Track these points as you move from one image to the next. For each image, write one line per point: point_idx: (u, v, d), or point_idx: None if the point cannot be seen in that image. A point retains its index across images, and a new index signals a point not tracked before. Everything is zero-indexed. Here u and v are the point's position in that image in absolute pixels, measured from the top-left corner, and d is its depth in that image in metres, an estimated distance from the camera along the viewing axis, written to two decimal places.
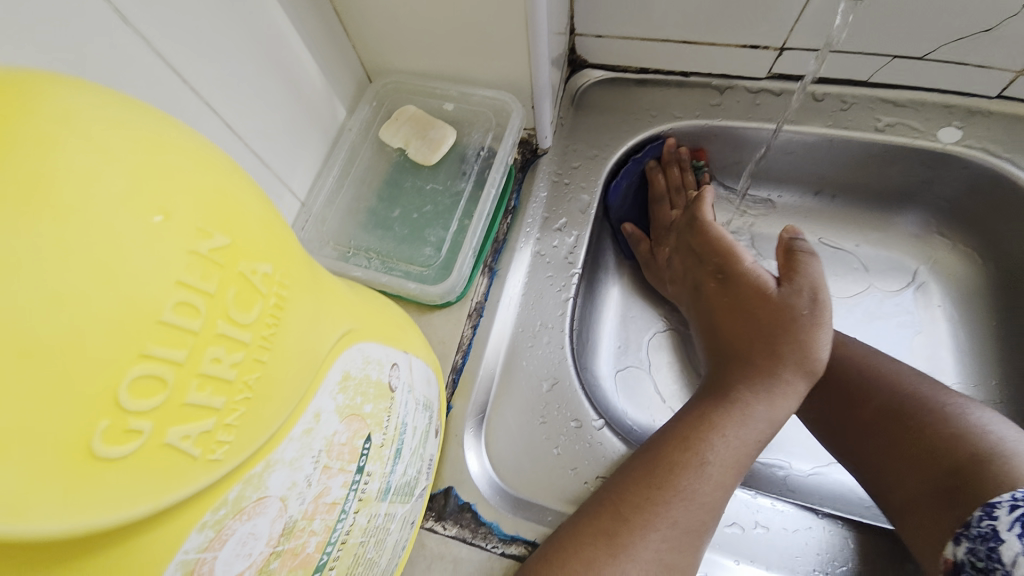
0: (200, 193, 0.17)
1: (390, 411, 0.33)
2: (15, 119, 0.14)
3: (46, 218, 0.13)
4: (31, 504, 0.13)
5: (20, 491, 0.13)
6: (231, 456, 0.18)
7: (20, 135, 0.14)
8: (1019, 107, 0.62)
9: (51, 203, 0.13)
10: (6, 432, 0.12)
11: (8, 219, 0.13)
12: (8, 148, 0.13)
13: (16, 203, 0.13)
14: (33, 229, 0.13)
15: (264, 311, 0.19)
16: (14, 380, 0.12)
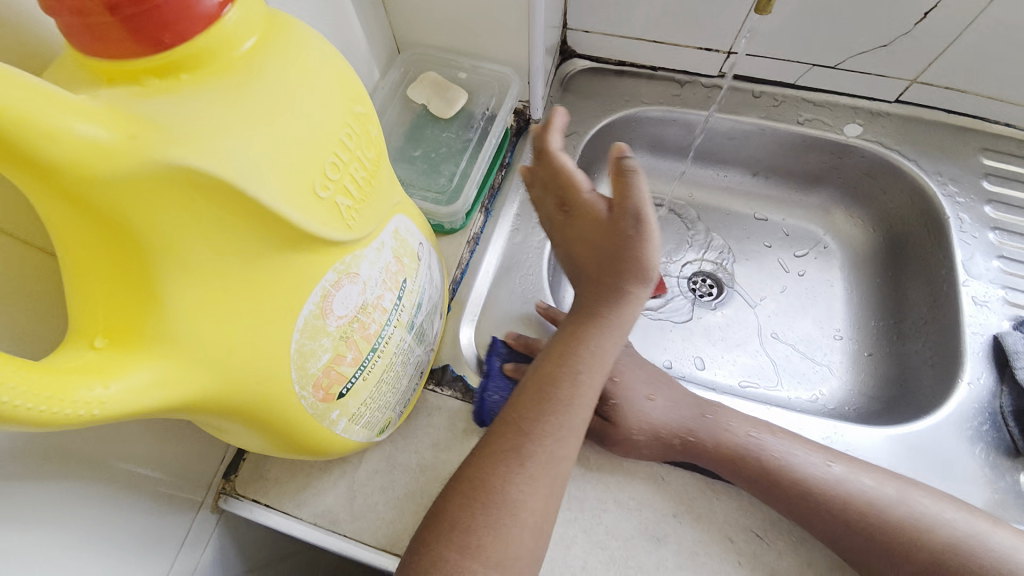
0: (354, 87, 0.33)
1: (417, 272, 0.48)
2: (288, 31, 0.30)
3: (304, 78, 0.30)
4: (292, 201, 0.29)
5: (290, 192, 0.29)
6: (356, 225, 0.34)
7: (292, 40, 0.30)
8: (908, 110, 0.80)
9: (308, 70, 0.30)
10: (290, 164, 0.28)
11: (293, 74, 0.29)
12: (289, 43, 0.30)
13: (296, 68, 0.29)
14: (300, 81, 0.29)
15: (372, 158, 0.35)
16: (293, 142, 0.29)
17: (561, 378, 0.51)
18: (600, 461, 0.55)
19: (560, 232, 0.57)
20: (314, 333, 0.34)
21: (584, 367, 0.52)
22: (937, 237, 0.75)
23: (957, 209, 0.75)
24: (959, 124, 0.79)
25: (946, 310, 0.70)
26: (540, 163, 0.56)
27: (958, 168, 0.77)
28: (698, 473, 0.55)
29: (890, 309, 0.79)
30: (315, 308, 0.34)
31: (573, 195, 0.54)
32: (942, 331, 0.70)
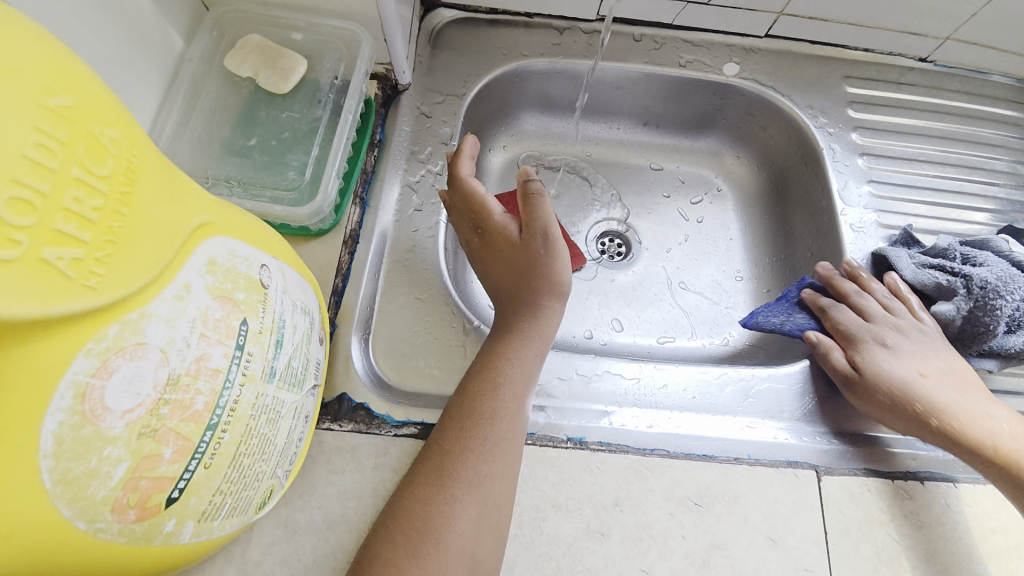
0: (42, 55, 0.19)
1: (265, 304, 0.36)
2: None
3: None
4: None
5: None
6: (104, 287, 0.21)
7: None
8: (778, 45, 0.81)
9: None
10: None
11: None
12: None
13: None
14: None
15: (118, 171, 0.22)
16: None
17: (485, 392, 0.52)
18: (534, 467, 0.51)
19: (478, 256, 0.62)
20: (85, 449, 0.23)
21: (506, 379, 0.53)
22: (814, 169, 0.78)
23: (830, 139, 0.78)
24: (825, 54, 0.82)
25: (829, 239, 0.74)
26: (454, 190, 0.61)
27: (827, 99, 0.80)
28: (633, 453, 0.53)
29: (780, 243, 0.82)
30: (70, 420, 0.22)
31: (486, 220, 0.60)
32: (828, 259, 0.74)
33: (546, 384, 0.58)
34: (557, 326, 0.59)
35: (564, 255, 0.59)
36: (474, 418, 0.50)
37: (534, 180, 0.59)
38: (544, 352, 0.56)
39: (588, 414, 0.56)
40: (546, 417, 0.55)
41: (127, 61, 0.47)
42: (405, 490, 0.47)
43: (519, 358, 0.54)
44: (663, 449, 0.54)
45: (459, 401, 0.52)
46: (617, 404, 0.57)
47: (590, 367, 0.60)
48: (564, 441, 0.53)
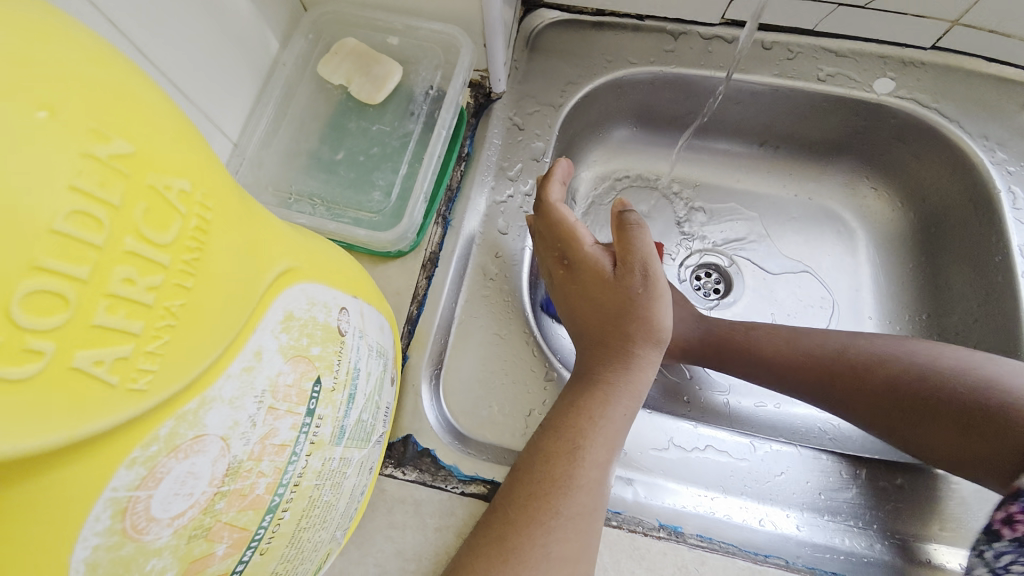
0: (93, 91, 0.15)
1: (342, 356, 0.30)
2: None
3: None
4: None
5: None
6: (157, 387, 0.17)
7: None
8: (950, 58, 0.66)
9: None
10: None
11: None
12: None
13: None
14: None
15: (184, 233, 0.17)
16: None
17: (561, 453, 0.39)
18: (618, 555, 0.42)
19: (561, 292, 0.49)
20: (124, 568, 0.19)
21: (589, 440, 0.39)
22: (986, 216, 0.63)
23: (1010, 180, 0.62)
24: (1004, 75, 0.66)
25: (1004, 305, 0.60)
26: (538, 215, 0.50)
27: (1006, 129, 0.64)
28: (742, 557, 0.42)
29: (926, 297, 0.69)
30: (108, 540, 0.18)
31: (573, 250, 0.47)
32: (999, 331, 0.60)
33: (636, 452, 0.50)
34: (649, 382, 0.43)
35: (668, 301, 0.44)
36: (546, 482, 0.38)
37: (631, 210, 0.46)
38: (635, 413, 0.42)
39: (685, 496, 0.48)
40: (635, 494, 0.47)
41: (223, 67, 0.44)
42: (458, 569, 0.35)
43: (602, 430, 0.40)
44: (780, 558, 0.43)
45: (527, 457, 0.40)
46: (724, 487, 0.49)
47: (689, 434, 0.52)
48: (656, 528, 0.44)
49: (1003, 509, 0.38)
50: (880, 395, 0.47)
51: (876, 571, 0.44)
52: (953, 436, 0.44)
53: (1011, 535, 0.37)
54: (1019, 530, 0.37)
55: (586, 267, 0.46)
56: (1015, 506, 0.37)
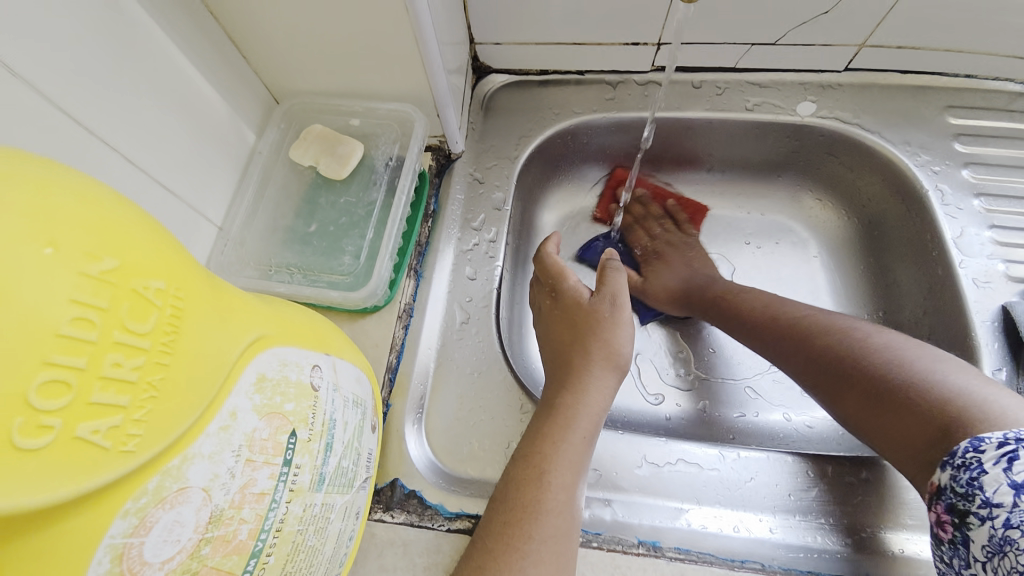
0: (87, 224, 0.20)
1: (315, 409, 0.34)
2: None
3: None
4: None
5: None
6: (143, 448, 0.21)
7: None
8: (862, 77, 0.73)
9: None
10: None
11: None
12: None
13: None
14: None
15: (161, 321, 0.22)
16: None
17: (530, 480, 0.41)
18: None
19: (545, 322, 0.53)
20: None
21: (555, 464, 0.42)
22: (917, 215, 0.68)
23: (934, 179, 0.68)
24: (918, 83, 0.72)
25: (946, 299, 0.64)
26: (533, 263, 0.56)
27: (925, 133, 0.70)
28: (719, 566, 0.44)
29: (880, 295, 0.73)
30: None
31: (559, 282, 0.52)
32: (946, 321, 0.63)
33: (613, 473, 0.52)
34: (606, 406, 0.46)
35: (631, 326, 0.49)
36: (518, 509, 0.40)
37: (615, 257, 0.53)
38: (596, 434, 0.44)
39: (663, 511, 0.50)
40: (613, 514, 0.49)
41: (205, 163, 0.51)
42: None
43: (568, 451, 0.43)
44: (757, 561, 0.46)
45: (501, 487, 0.42)
46: (698, 499, 0.51)
47: (664, 450, 0.54)
48: (636, 546, 0.46)
49: (933, 511, 0.40)
50: (817, 359, 0.52)
51: (844, 566, 0.47)
52: (861, 408, 0.47)
53: (947, 537, 0.39)
54: (950, 531, 0.39)
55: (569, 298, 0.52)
56: (939, 506, 0.39)
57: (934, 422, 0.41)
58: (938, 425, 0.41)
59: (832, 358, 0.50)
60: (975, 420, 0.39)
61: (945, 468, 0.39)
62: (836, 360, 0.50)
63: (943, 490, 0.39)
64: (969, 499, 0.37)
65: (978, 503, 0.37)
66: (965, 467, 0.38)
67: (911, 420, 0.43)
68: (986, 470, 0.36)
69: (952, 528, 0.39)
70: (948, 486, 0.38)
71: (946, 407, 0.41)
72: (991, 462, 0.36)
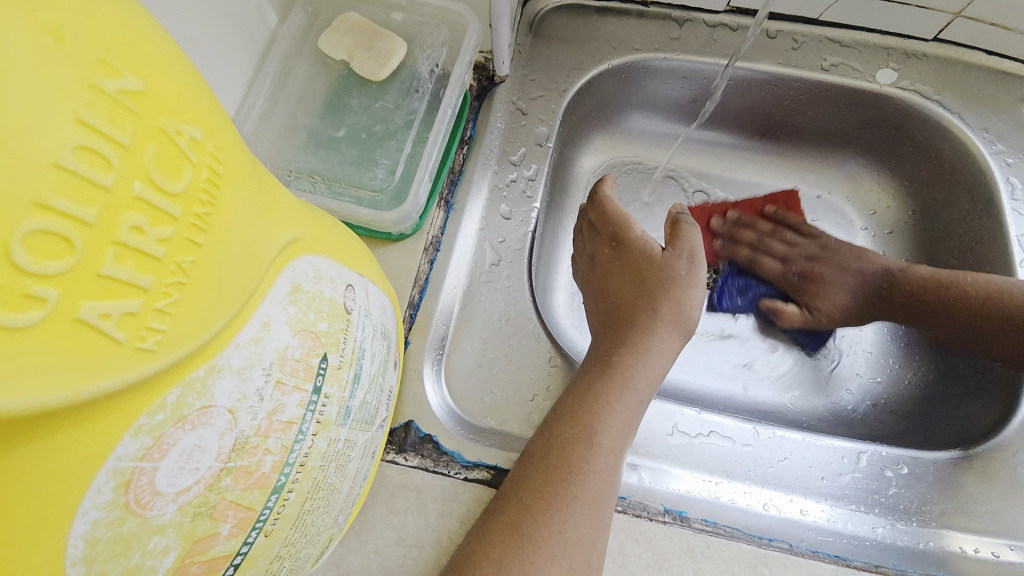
0: (103, 21, 0.14)
1: (348, 333, 0.28)
2: None
3: None
4: None
5: None
6: (166, 349, 0.16)
7: None
8: (951, 50, 0.66)
9: None
10: None
11: None
12: None
13: None
14: None
15: (196, 185, 0.16)
16: None
17: (578, 439, 0.38)
18: (623, 540, 0.41)
19: (602, 271, 0.48)
20: (126, 545, 0.18)
21: (604, 426, 0.38)
22: (984, 206, 0.64)
23: (1008, 172, 0.63)
24: (1005, 67, 0.66)
25: None
26: (591, 207, 0.51)
27: (1005, 121, 0.65)
28: (746, 541, 0.43)
29: None
30: (107, 516, 0.17)
31: (622, 231, 0.48)
32: None
33: (642, 438, 0.49)
34: (666, 368, 0.42)
35: (704, 290, 0.45)
36: (562, 468, 0.36)
37: (688, 211, 0.48)
38: (652, 398, 0.41)
39: (690, 481, 0.47)
40: (639, 479, 0.46)
41: (219, 39, 0.42)
42: (468, 554, 0.34)
43: (619, 413, 0.39)
44: (784, 541, 0.44)
45: (540, 441, 0.38)
46: (728, 473, 0.49)
47: (695, 419, 0.52)
48: (662, 513, 0.44)
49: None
50: None
51: (876, 553, 0.45)
52: None
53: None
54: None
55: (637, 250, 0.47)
56: None
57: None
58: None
59: None
60: None
61: None
62: None
63: None
64: None
65: None
66: None
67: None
68: None
69: None
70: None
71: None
72: None
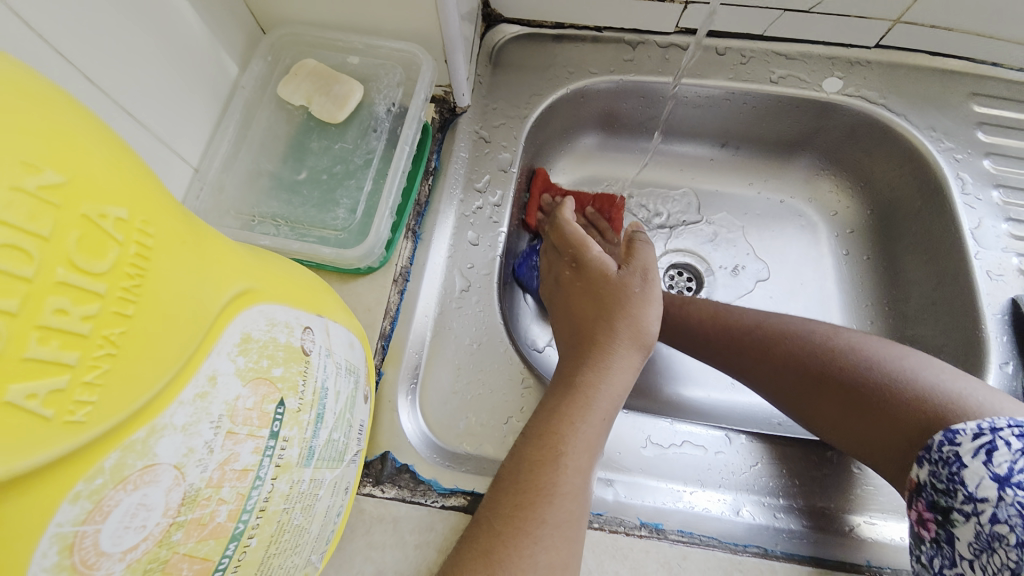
0: (22, 123, 0.15)
1: (307, 376, 0.29)
2: None
3: None
4: None
5: None
6: (96, 418, 0.17)
7: None
8: (892, 56, 0.69)
9: None
10: None
11: None
12: None
13: None
14: None
15: (123, 260, 0.17)
16: None
17: (545, 462, 0.38)
18: (600, 558, 0.42)
19: (565, 293, 0.49)
20: None
21: (570, 446, 0.39)
22: (936, 202, 0.66)
23: (957, 168, 0.65)
24: (947, 68, 0.69)
25: (958, 290, 0.63)
26: (551, 230, 0.53)
27: (950, 120, 0.67)
28: (722, 549, 0.43)
29: (886, 286, 0.72)
30: None
31: (581, 253, 0.50)
32: (956, 314, 0.63)
33: (615, 452, 0.50)
34: (628, 385, 0.44)
35: (660, 305, 0.47)
36: (531, 491, 0.37)
37: (642, 230, 0.50)
38: (616, 416, 0.42)
39: (665, 492, 0.48)
40: (615, 494, 0.47)
41: (177, 95, 0.44)
42: None
43: (584, 432, 0.40)
44: (758, 547, 0.44)
45: (510, 466, 0.39)
46: (701, 481, 0.50)
47: (668, 429, 0.53)
48: (638, 527, 0.44)
49: (914, 510, 0.40)
50: (784, 366, 0.49)
51: (852, 551, 0.45)
52: (835, 411, 0.45)
53: (929, 536, 0.39)
54: (932, 529, 0.39)
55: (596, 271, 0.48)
56: (920, 504, 0.39)
57: (912, 420, 0.40)
58: (916, 424, 0.40)
59: (802, 362, 0.48)
60: (954, 416, 0.39)
61: (922, 463, 0.39)
62: (810, 360, 0.47)
63: (923, 486, 0.39)
64: (951, 495, 0.37)
65: (960, 498, 0.36)
66: (943, 462, 0.38)
67: (881, 423, 0.42)
68: (965, 464, 0.36)
69: (935, 526, 0.38)
70: (929, 482, 0.38)
71: (924, 404, 0.40)
72: (971, 455, 0.36)
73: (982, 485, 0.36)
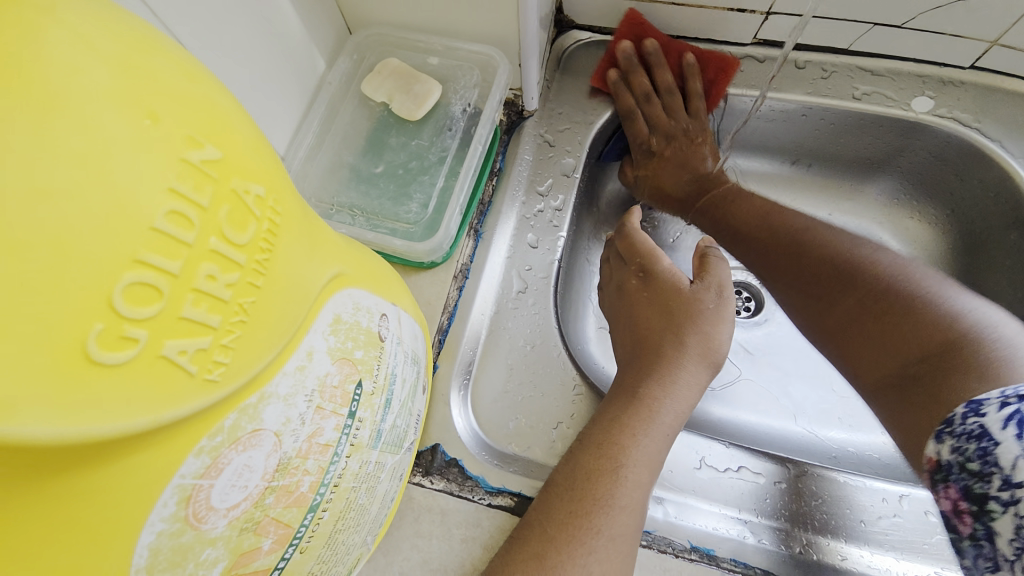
0: (189, 102, 0.17)
1: (381, 360, 0.30)
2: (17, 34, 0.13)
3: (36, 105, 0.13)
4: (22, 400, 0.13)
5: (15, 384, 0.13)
6: (227, 378, 0.18)
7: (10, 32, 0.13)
8: (989, 78, 0.64)
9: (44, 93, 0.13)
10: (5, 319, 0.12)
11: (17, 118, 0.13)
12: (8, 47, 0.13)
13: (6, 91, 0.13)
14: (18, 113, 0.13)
15: (258, 234, 0.19)
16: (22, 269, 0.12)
17: (604, 471, 0.38)
18: None
19: (631, 303, 0.48)
20: (182, 555, 0.20)
21: (630, 458, 0.39)
22: None
23: None
24: None
25: None
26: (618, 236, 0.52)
27: None
28: None
29: None
30: (170, 527, 0.19)
31: (651, 263, 0.49)
32: None
33: (668, 471, 0.49)
34: (693, 403, 0.43)
35: (732, 325, 0.45)
36: (587, 500, 0.37)
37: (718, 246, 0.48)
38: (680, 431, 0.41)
39: (717, 518, 0.46)
40: (665, 513, 0.46)
41: (273, 88, 0.47)
42: None
43: (647, 446, 0.39)
44: None
45: (566, 471, 0.39)
46: (756, 509, 0.48)
47: (725, 454, 0.50)
48: (688, 552, 0.43)
49: (947, 499, 0.36)
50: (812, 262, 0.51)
51: None
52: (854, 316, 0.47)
53: (967, 532, 0.35)
54: (969, 523, 0.35)
55: (667, 282, 0.47)
56: (953, 491, 0.36)
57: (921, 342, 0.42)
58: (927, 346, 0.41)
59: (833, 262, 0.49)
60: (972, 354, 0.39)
61: (943, 439, 0.37)
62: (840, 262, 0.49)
63: (951, 467, 0.36)
64: (986, 479, 0.33)
65: (996, 483, 0.33)
66: (971, 437, 0.35)
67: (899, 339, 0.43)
68: (998, 441, 0.33)
69: (971, 519, 0.35)
70: (955, 463, 0.35)
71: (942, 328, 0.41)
72: (999, 427, 0.34)
73: (1017, 465, 0.32)
